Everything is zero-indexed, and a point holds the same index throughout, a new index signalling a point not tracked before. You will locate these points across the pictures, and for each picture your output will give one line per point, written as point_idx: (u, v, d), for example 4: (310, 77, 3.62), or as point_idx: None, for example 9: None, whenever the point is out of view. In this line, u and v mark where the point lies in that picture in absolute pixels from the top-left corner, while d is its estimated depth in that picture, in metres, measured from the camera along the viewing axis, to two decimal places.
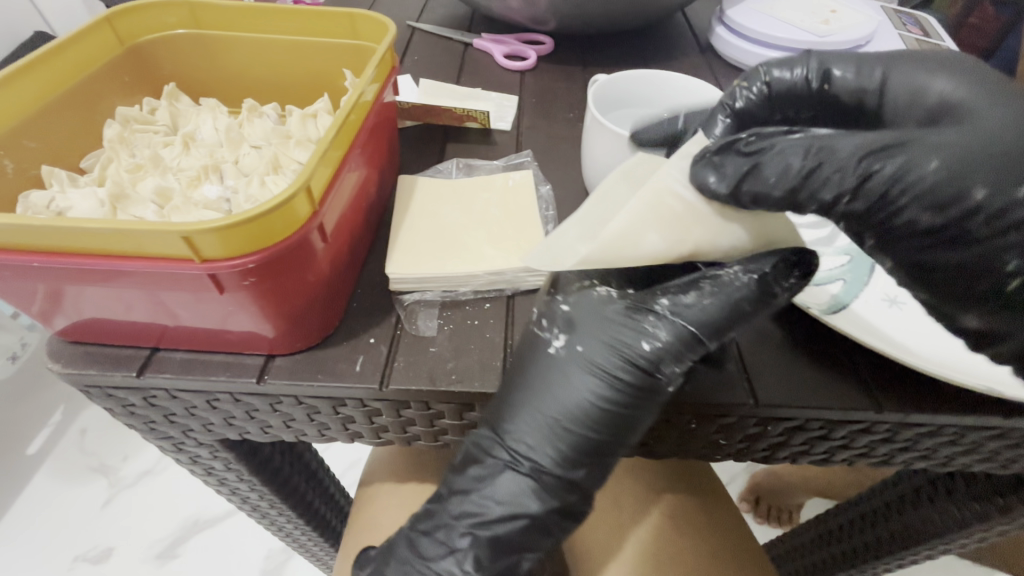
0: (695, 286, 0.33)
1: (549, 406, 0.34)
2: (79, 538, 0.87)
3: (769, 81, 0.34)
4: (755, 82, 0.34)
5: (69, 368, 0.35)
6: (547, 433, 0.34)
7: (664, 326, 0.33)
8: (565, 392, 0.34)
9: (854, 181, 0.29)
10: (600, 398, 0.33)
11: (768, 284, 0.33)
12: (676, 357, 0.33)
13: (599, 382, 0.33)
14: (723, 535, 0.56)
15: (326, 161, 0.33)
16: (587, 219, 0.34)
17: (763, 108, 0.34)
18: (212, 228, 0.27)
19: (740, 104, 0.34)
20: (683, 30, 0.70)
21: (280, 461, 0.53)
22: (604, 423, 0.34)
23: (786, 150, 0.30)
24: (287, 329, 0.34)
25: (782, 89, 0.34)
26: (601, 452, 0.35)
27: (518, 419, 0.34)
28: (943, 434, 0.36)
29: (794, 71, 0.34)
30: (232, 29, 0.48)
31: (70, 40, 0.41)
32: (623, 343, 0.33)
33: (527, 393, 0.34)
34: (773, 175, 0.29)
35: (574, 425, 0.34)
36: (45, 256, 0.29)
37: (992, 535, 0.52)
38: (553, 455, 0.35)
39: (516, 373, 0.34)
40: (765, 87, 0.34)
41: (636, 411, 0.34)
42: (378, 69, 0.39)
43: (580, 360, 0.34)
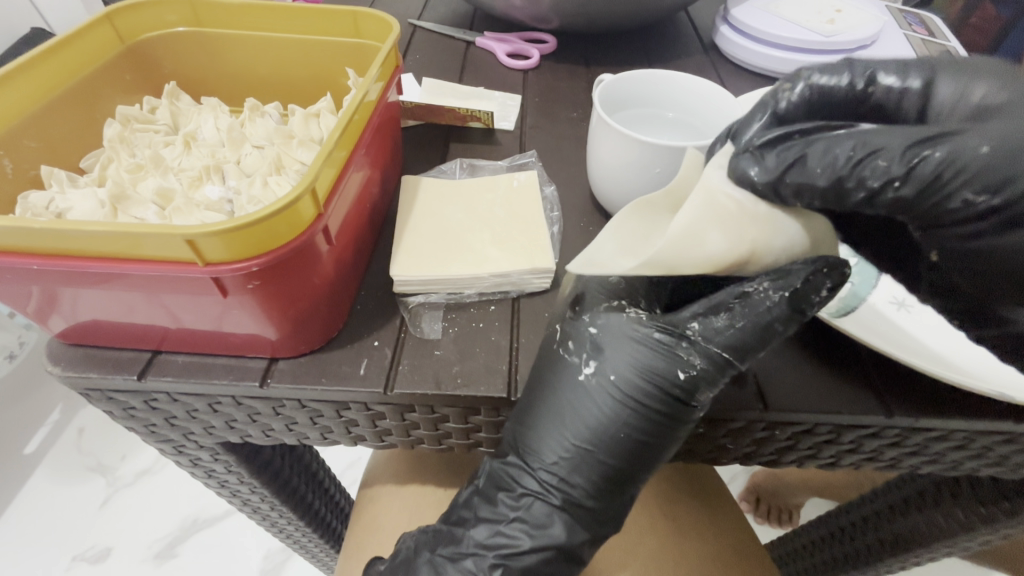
0: (724, 307, 0.33)
1: (581, 435, 0.34)
2: (76, 538, 0.86)
3: (811, 84, 0.33)
4: (796, 84, 0.33)
5: (68, 371, 0.35)
6: (581, 459, 0.34)
7: (697, 353, 0.32)
8: (597, 420, 0.34)
9: (900, 167, 0.28)
10: (633, 427, 0.33)
11: (801, 299, 0.31)
12: (710, 384, 0.32)
13: (631, 409, 0.33)
14: (727, 539, 0.55)
15: (330, 162, 0.32)
16: (630, 249, 0.35)
17: (804, 112, 0.33)
18: (216, 231, 0.27)
19: (780, 107, 0.33)
20: (687, 29, 0.69)
21: (281, 464, 0.52)
22: (637, 449, 0.34)
23: (830, 140, 0.29)
24: (291, 331, 0.34)
25: (825, 92, 0.33)
26: (636, 476, 0.35)
27: (550, 442, 0.35)
28: (952, 439, 0.36)
29: (835, 76, 0.33)
30: (233, 27, 0.47)
31: (69, 37, 0.40)
32: (655, 370, 0.33)
33: (558, 419, 0.34)
34: (821, 167, 0.28)
35: (606, 454, 0.34)
36: (45, 258, 0.29)
37: (997, 538, 0.52)
38: (585, 483, 0.35)
39: (544, 399, 0.34)
40: (807, 89, 0.33)
41: (669, 437, 0.34)
42: (382, 69, 0.39)
43: (611, 388, 0.34)
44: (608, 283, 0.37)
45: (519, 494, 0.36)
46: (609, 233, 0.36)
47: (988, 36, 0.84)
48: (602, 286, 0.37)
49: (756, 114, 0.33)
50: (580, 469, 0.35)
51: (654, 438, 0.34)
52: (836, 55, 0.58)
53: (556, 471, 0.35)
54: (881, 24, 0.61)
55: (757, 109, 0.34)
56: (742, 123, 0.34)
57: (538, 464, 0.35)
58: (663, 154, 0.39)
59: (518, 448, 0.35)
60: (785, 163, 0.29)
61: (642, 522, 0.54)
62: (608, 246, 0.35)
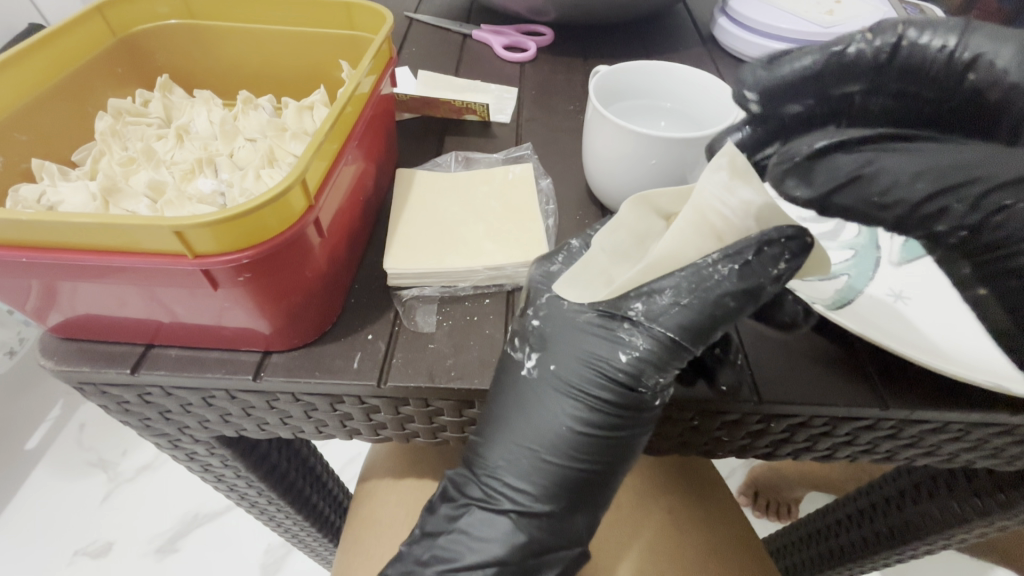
0: (671, 283, 0.32)
1: (535, 432, 0.34)
2: (79, 532, 0.86)
3: (897, 44, 0.34)
4: (881, 38, 0.35)
5: (62, 365, 0.35)
6: (530, 458, 0.35)
7: (640, 334, 0.33)
8: (544, 413, 0.34)
9: (971, 212, 0.31)
10: (585, 418, 0.34)
11: (753, 272, 0.32)
12: (659, 367, 0.32)
13: (576, 399, 0.34)
14: (724, 532, 0.55)
15: (321, 154, 0.32)
16: (626, 252, 0.33)
17: (873, 72, 0.35)
18: (205, 222, 0.26)
19: (854, 53, 0.35)
20: (685, 20, 0.69)
21: (277, 458, 0.52)
22: (587, 442, 0.34)
23: (908, 157, 0.32)
24: (284, 325, 0.34)
25: (913, 51, 0.34)
26: (600, 471, 0.35)
27: (499, 441, 0.35)
28: (948, 431, 0.36)
29: (935, 40, 0.34)
30: (229, 20, 0.47)
31: (61, 30, 0.40)
32: (598, 357, 0.33)
33: (505, 416, 0.34)
34: (881, 191, 0.32)
35: (565, 452, 0.34)
36: (35, 251, 0.28)
37: (994, 530, 0.52)
38: (548, 484, 0.35)
39: (489, 396, 0.34)
40: (887, 50, 0.34)
41: (629, 426, 0.34)
42: (373, 61, 0.38)
43: (555, 378, 0.34)
44: (547, 273, 0.36)
45: (460, 503, 0.37)
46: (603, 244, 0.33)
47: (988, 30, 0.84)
48: (544, 276, 0.36)
49: (828, 51, 0.35)
50: (529, 469, 0.35)
51: (606, 428, 0.34)
52: None
53: (506, 472, 0.35)
54: (881, 15, 0.60)
55: (827, 46, 0.35)
56: (810, 52, 0.35)
57: (489, 464, 0.35)
58: (659, 146, 0.39)
59: (472, 458, 0.36)
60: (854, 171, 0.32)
61: (639, 514, 0.54)
62: (603, 257, 0.33)
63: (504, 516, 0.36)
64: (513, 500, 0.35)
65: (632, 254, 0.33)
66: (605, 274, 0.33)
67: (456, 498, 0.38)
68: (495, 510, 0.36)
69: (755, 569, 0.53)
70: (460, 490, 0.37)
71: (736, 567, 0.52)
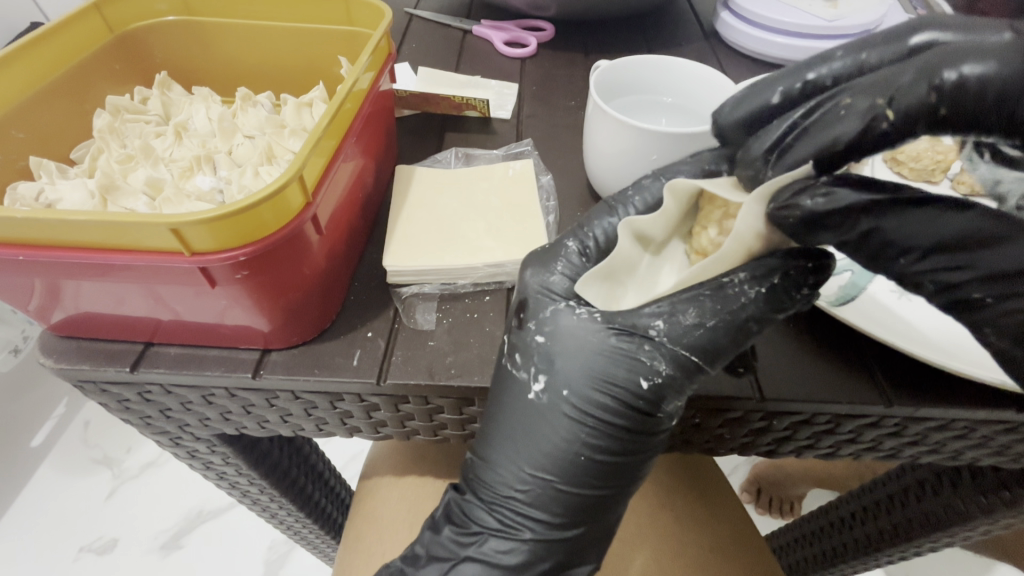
0: (695, 302, 0.32)
1: (540, 452, 0.33)
2: (83, 530, 0.87)
3: (935, 89, 0.22)
4: (912, 91, 0.23)
5: (60, 363, 0.34)
6: (545, 487, 0.34)
7: (662, 356, 0.32)
8: (557, 440, 0.33)
9: (941, 294, 0.28)
10: (599, 441, 0.33)
11: (778, 296, 0.31)
12: (678, 389, 0.32)
13: (590, 425, 0.33)
14: (726, 528, 0.55)
15: (319, 151, 0.32)
16: (652, 235, 0.33)
17: (922, 126, 0.23)
18: (201, 220, 0.26)
19: (879, 127, 0.24)
20: (687, 14, 0.68)
21: (279, 456, 0.52)
22: (602, 467, 0.34)
23: (912, 217, 0.26)
24: (282, 323, 0.34)
25: (956, 103, 0.22)
26: (612, 490, 0.35)
27: (510, 466, 0.34)
28: (952, 428, 0.36)
29: (982, 64, 0.22)
30: (227, 16, 0.47)
31: (57, 28, 0.40)
32: (611, 380, 0.32)
33: (515, 442, 0.34)
34: (868, 254, 0.28)
35: (576, 473, 0.34)
36: (31, 249, 0.28)
37: (999, 527, 0.52)
38: (560, 504, 0.34)
39: (500, 424, 0.33)
40: (929, 96, 0.23)
41: (638, 442, 0.34)
42: (372, 57, 0.38)
43: (566, 403, 0.33)
44: (546, 284, 0.35)
45: (473, 531, 0.37)
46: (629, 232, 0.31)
47: None
48: (542, 287, 0.35)
49: (847, 122, 0.25)
50: (545, 497, 0.34)
51: (619, 450, 0.34)
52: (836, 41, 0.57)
53: (524, 504, 0.35)
54: (885, 8, 0.60)
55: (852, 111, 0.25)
56: (828, 120, 0.26)
57: (503, 494, 0.35)
58: (658, 141, 0.38)
59: (480, 483, 0.36)
60: (849, 223, 0.27)
61: (641, 512, 0.54)
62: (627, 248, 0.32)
63: (518, 541, 0.35)
64: (529, 528, 0.35)
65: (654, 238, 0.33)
66: (629, 261, 0.33)
67: (463, 524, 0.37)
68: (510, 541, 0.36)
69: (757, 565, 0.53)
70: (469, 516, 0.37)
71: (738, 564, 0.52)
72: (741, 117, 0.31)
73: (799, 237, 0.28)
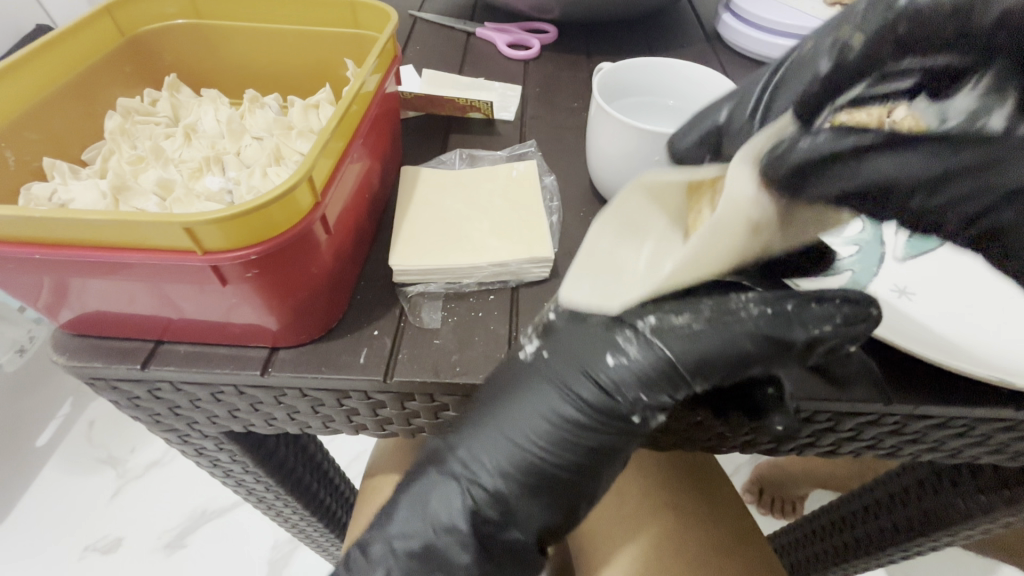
0: (695, 310, 0.32)
1: (507, 405, 0.34)
2: (88, 529, 0.87)
3: (894, 11, 0.22)
4: (871, 16, 0.23)
5: (73, 361, 0.35)
6: (499, 437, 0.35)
7: (638, 344, 0.32)
8: (527, 399, 0.34)
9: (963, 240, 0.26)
10: (565, 411, 0.34)
11: (790, 325, 0.31)
12: (647, 382, 0.32)
13: (564, 393, 0.34)
14: (728, 527, 0.55)
15: (327, 152, 0.33)
16: (642, 226, 0.30)
17: (889, 47, 0.23)
18: (212, 220, 0.27)
19: (847, 58, 0.24)
20: (689, 16, 0.69)
21: (284, 453, 0.53)
22: (561, 436, 0.34)
23: (895, 152, 0.23)
24: (292, 321, 0.34)
25: (914, 23, 0.22)
26: (565, 465, 0.35)
27: (474, 412, 0.35)
28: (952, 426, 0.36)
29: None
30: (235, 19, 0.47)
31: (69, 31, 0.40)
32: (590, 358, 0.33)
33: (489, 394, 0.34)
34: (869, 213, 0.26)
35: (536, 435, 0.34)
36: (47, 248, 0.29)
37: (999, 526, 0.52)
38: (511, 460, 0.35)
39: (487, 374, 0.35)
40: (890, 20, 0.22)
41: (604, 428, 0.34)
42: (379, 60, 0.39)
43: (548, 368, 0.34)
44: None
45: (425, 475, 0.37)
46: (605, 226, 0.30)
47: None
48: None
49: (809, 69, 0.26)
50: (497, 448, 0.35)
51: (583, 429, 0.34)
52: None
53: (486, 458, 0.35)
54: None
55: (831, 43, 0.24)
56: (792, 74, 0.27)
57: (459, 435, 0.36)
58: (662, 141, 0.39)
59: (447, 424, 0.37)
60: (830, 172, 0.24)
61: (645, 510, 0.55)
62: (606, 237, 0.31)
63: (454, 480, 0.36)
64: (470, 473, 0.35)
65: (642, 229, 0.30)
66: (616, 261, 0.31)
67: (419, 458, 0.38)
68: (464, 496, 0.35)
69: (760, 564, 0.53)
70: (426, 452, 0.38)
71: (740, 563, 0.53)
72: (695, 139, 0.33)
73: (790, 191, 0.25)
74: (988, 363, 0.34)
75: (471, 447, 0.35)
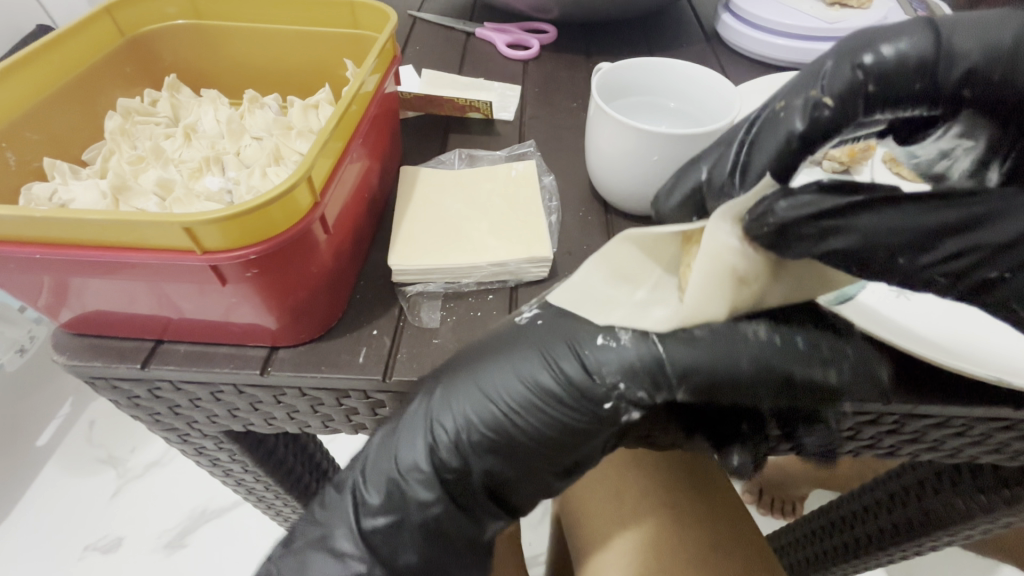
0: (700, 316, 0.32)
1: (486, 357, 0.35)
2: (87, 528, 0.87)
3: (861, 70, 0.27)
4: (840, 78, 0.27)
5: (73, 360, 0.35)
6: (469, 388, 0.35)
7: (633, 334, 0.33)
8: (508, 358, 0.35)
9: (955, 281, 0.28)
10: (541, 381, 0.34)
11: (796, 358, 0.32)
12: (632, 377, 0.32)
13: (547, 365, 0.34)
14: (727, 526, 0.56)
15: (326, 152, 0.33)
16: (638, 275, 0.34)
17: (860, 103, 0.28)
18: (212, 219, 0.27)
19: (822, 115, 0.28)
20: (689, 16, 0.69)
21: (284, 453, 0.53)
22: (531, 404, 0.34)
23: (887, 215, 0.27)
24: (291, 321, 0.34)
25: (880, 74, 0.27)
26: (526, 436, 0.34)
27: (452, 362, 0.35)
28: (950, 426, 0.36)
29: (900, 43, 0.27)
30: (231, 19, 0.47)
31: (70, 32, 0.40)
32: (581, 341, 0.34)
33: (477, 350, 0.35)
34: (860, 266, 0.28)
35: (506, 398, 0.34)
36: (47, 248, 0.29)
37: (998, 526, 0.52)
38: (477, 417, 0.35)
39: (483, 335, 0.36)
40: (857, 74, 0.27)
41: (576, 410, 0.33)
42: (378, 60, 0.39)
43: (540, 337, 0.35)
44: None
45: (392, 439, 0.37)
46: (599, 260, 0.33)
47: None
48: None
49: (780, 129, 0.29)
50: (465, 400, 0.35)
51: (554, 406, 0.34)
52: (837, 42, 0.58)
53: (452, 419, 0.35)
54: (886, 10, 0.60)
55: (799, 109, 0.29)
56: (765, 133, 0.30)
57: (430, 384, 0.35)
58: (661, 141, 0.39)
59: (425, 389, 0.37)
60: (815, 237, 0.27)
61: (643, 510, 0.55)
62: (596, 283, 0.33)
63: (415, 428, 0.36)
64: (432, 421, 0.35)
65: (637, 277, 0.34)
66: (612, 301, 0.34)
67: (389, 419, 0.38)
68: (423, 455, 0.36)
69: (757, 564, 0.53)
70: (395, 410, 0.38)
71: (739, 562, 0.53)
72: (675, 201, 0.35)
73: (777, 247, 0.28)
74: (982, 362, 0.34)
75: (439, 403, 0.35)
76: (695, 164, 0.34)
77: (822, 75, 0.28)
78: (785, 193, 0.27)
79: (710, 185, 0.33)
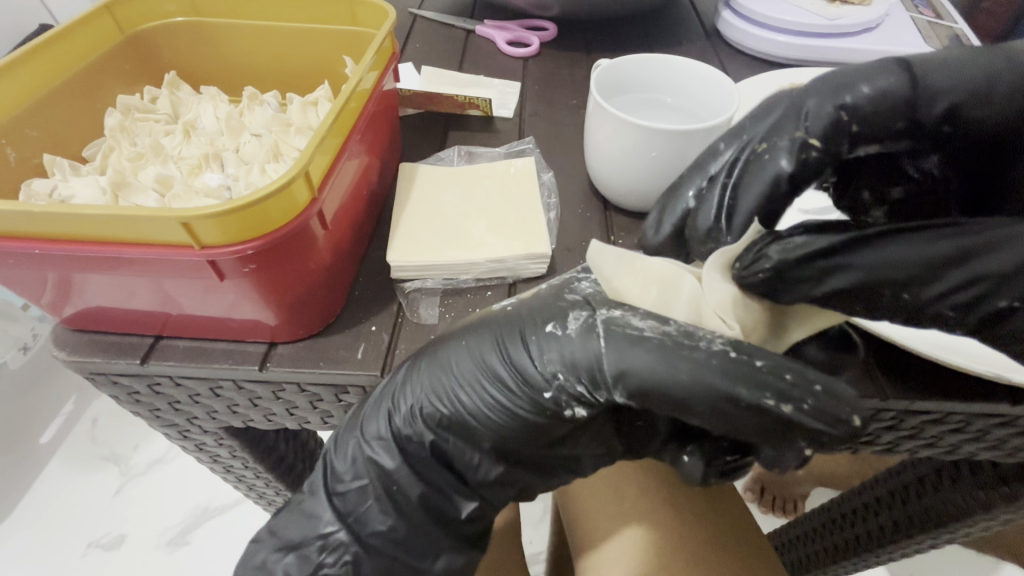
0: (659, 316, 0.31)
1: (454, 339, 0.35)
2: (90, 525, 0.88)
3: (843, 111, 0.31)
4: (819, 121, 0.31)
5: (73, 356, 0.35)
6: (432, 368, 0.35)
7: (583, 326, 0.32)
8: (473, 342, 0.35)
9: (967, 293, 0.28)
10: (495, 367, 0.34)
11: (747, 374, 0.28)
12: (570, 368, 0.32)
13: (502, 352, 0.34)
14: (726, 522, 0.56)
15: (324, 148, 0.33)
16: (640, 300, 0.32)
17: (845, 142, 0.31)
18: (211, 214, 0.27)
19: (810, 155, 0.31)
20: (689, 12, 0.69)
21: (285, 449, 0.53)
22: (486, 390, 0.34)
23: (900, 248, 0.28)
24: (289, 316, 0.34)
25: (863, 114, 0.31)
26: (479, 423, 0.34)
27: (427, 346, 0.36)
28: (949, 422, 0.36)
29: (882, 85, 0.31)
30: (231, 16, 0.48)
31: (70, 29, 0.41)
32: (532, 329, 0.34)
33: (451, 335, 0.35)
34: (866, 304, 0.29)
35: (466, 383, 0.34)
36: (46, 243, 0.29)
37: (999, 523, 0.52)
38: (436, 401, 0.34)
39: (463, 320, 0.36)
40: (839, 114, 0.31)
41: (526, 402, 0.33)
42: (376, 57, 0.39)
43: (502, 322, 0.35)
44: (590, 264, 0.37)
45: (357, 423, 0.36)
46: (621, 264, 0.32)
47: (998, 21, 0.77)
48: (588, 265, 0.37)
49: (770, 167, 0.31)
50: (427, 381, 0.34)
51: (506, 395, 0.33)
52: (837, 39, 0.58)
53: (415, 389, 0.34)
54: (886, 7, 0.60)
55: (784, 151, 0.31)
56: (750, 176, 0.32)
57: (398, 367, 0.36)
58: (659, 138, 0.39)
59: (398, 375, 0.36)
60: (815, 279, 0.28)
61: (642, 506, 0.55)
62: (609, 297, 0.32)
63: (377, 407, 0.35)
64: (392, 399, 0.35)
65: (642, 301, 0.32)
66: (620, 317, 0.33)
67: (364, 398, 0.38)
68: (383, 422, 0.35)
69: (755, 559, 0.53)
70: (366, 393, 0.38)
71: (737, 558, 0.53)
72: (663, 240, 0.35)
73: (773, 293, 0.29)
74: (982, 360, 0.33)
75: (401, 386, 0.35)
76: (678, 200, 0.35)
77: (801, 119, 0.31)
78: (778, 237, 0.29)
79: (693, 229, 0.33)
